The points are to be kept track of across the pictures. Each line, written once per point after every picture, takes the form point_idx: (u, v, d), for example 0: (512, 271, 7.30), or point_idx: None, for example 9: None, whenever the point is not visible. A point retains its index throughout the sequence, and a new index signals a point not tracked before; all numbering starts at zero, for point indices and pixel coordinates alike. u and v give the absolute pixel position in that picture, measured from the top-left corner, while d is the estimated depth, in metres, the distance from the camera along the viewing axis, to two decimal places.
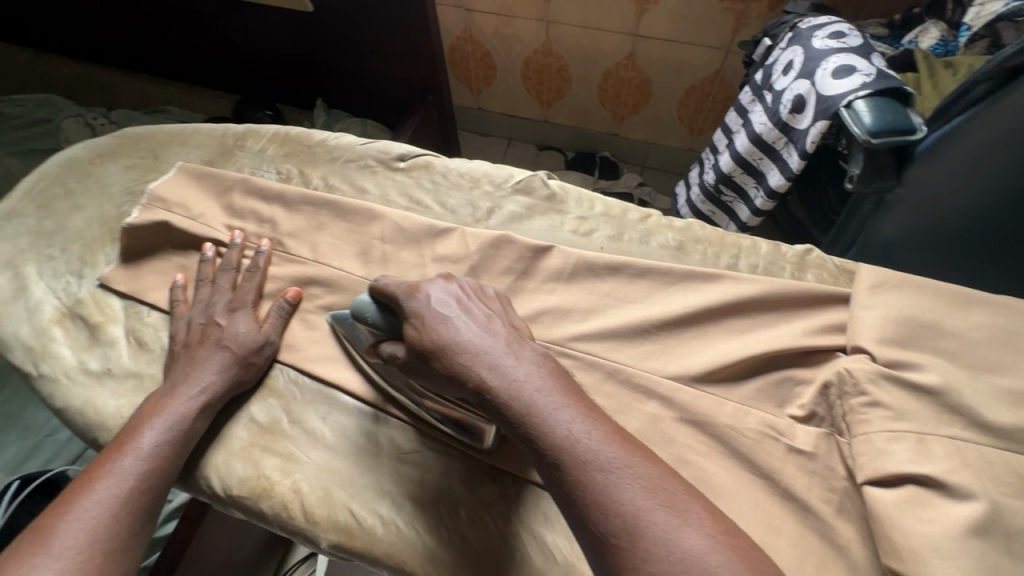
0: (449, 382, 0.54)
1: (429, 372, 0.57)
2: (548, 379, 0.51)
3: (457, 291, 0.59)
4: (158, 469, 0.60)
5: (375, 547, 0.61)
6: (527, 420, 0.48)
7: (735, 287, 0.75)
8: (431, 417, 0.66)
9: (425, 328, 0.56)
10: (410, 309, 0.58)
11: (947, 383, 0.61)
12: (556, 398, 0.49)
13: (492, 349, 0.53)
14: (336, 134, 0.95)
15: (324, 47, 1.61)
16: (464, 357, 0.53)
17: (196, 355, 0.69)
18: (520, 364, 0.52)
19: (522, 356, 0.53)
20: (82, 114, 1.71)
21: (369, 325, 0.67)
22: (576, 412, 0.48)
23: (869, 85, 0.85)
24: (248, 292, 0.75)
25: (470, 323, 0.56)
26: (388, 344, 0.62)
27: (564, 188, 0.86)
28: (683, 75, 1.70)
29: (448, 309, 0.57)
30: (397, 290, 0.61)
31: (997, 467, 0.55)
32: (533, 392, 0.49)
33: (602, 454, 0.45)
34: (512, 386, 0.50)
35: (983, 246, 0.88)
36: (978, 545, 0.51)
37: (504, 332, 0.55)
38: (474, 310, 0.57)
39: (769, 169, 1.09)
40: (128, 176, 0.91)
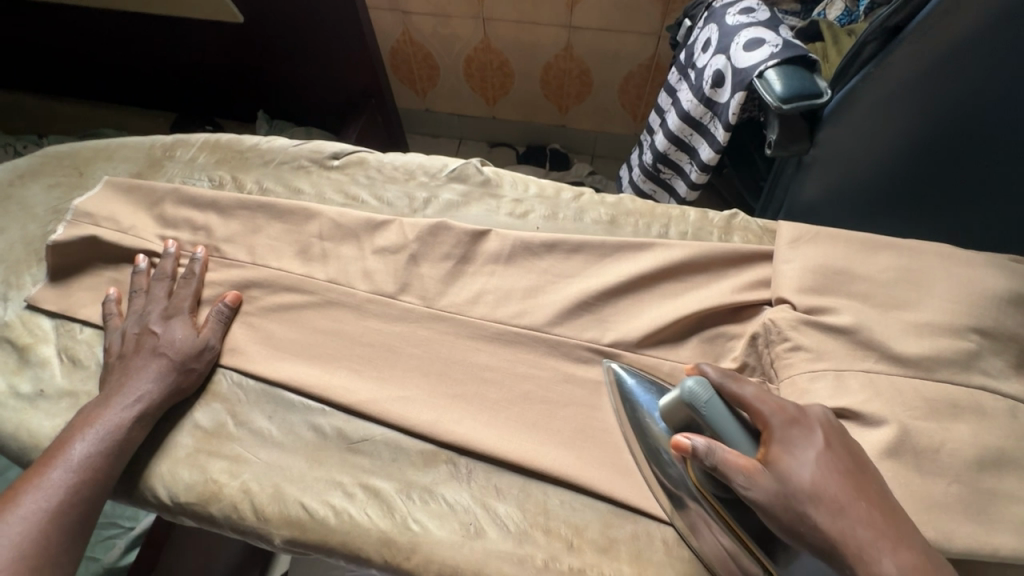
0: (796, 523, 0.49)
1: (776, 524, 0.50)
2: (868, 517, 0.48)
3: (816, 429, 0.52)
4: (89, 482, 0.59)
5: (330, 537, 0.61)
6: (842, 552, 0.47)
7: (666, 254, 0.78)
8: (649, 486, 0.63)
9: (789, 472, 0.50)
10: (783, 436, 0.52)
11: (858, 322, 0.65)
12: None
13: (827, 489, 0.49)
14: (267, 137, 0.94)
15: (260, 57, 1.59)
16: (831, 523, 0.48)
17: (131, 364, 0.68)
18: (854, 517, 0.48)
19: (840, 480, 0.50)
20: (10, 143, 1.64)
21: (698, 420, 0.54)
22: (886, 541, 0.47)
23: (777, 55, 0.90)
24: (183, 296, 0.75)
25: (815, 463, 0.50)
26: (727, 455, 0.51)
27: (498, 173, 0.88)
28: (619, 63, 1.75)
29: (820, 453, 0.51)
30: (769, 410, 0.52)
31: (907, 393, 0.59)
32: (867, 543, 0.47)
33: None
34: (840, 527, 0.48)
35: (904, 199, 0.92)
36: (891, 464, 0.55)
37: (845, 481, 0.50)
38: (826, 459, 0.50)
39: (699, 144, 1.13)
40: (52, 195, 0.89)
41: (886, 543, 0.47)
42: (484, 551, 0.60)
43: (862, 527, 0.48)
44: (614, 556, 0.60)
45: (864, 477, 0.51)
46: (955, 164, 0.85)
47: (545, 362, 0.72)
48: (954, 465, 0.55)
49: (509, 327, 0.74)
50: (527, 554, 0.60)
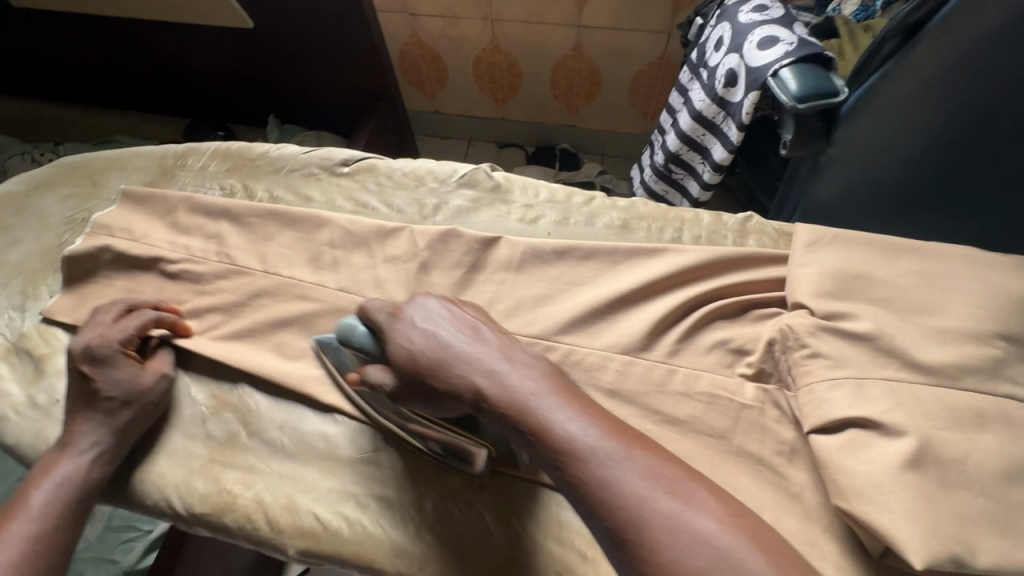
0: (416, 381, 0.55)
1: (422, 391, 0.56)
2: (472, 343, 0.55)
3: (450, 300, 0.60)
4: (57, 524, 0.60)
5: (342, 548, 0.62)
6: (480, 402, 0.52)
7: (680, 258, 0.76)
8: (415, 440, 0.64)
9: (409, 333, 0.57)
10: (393, 331, 0.58)
11: (878, 328, 0.63)
12: (557, 404, 0.50)
13: (448, 338, 0.55)
14: (277, 145, 0.95)
15: (270, 63, 1.59)
16: (456, 365, 0.54)
17: (76, 417, 0.66)
18: (516, 370, 0.52)
19: (489, 345, 0.55)
20: (28, 150, 1.67)
21: (349, 347, 0.64)
22: (569, 402, 0.50)
23: (792, 53, 0.88)
24: (138, 321, 0.71)
25: (455, 328, 0.56)
26: (374, 370, 0.59)
27: (508, 178, 0.87)
28: (630, 62, 1.73)
29: (453, 317, 0.57)
30: (379, 314, 0.60)
31: (930, 403, 0.58)
32: (492, 359, 0.53)
33: (641, 461, 0.46)
34: (512, 383, 0.51)
35: (935, 197, 0.89)
36: (913, 477, 0.53)
37: (455, 327, 0.57)
38: (434, 310, 0.58)
39: (712, 144, 1.10)
40: (68, 205, 0.91)
41: (551, 379, 0.52)
42: (495, 563, 0.60)
43: (507, 373, 0.52)
44: None
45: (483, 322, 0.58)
46: (981, 165, 0.82)
47: None
48: (979, 478, 0.54)
49: (520, 336, 0.73)
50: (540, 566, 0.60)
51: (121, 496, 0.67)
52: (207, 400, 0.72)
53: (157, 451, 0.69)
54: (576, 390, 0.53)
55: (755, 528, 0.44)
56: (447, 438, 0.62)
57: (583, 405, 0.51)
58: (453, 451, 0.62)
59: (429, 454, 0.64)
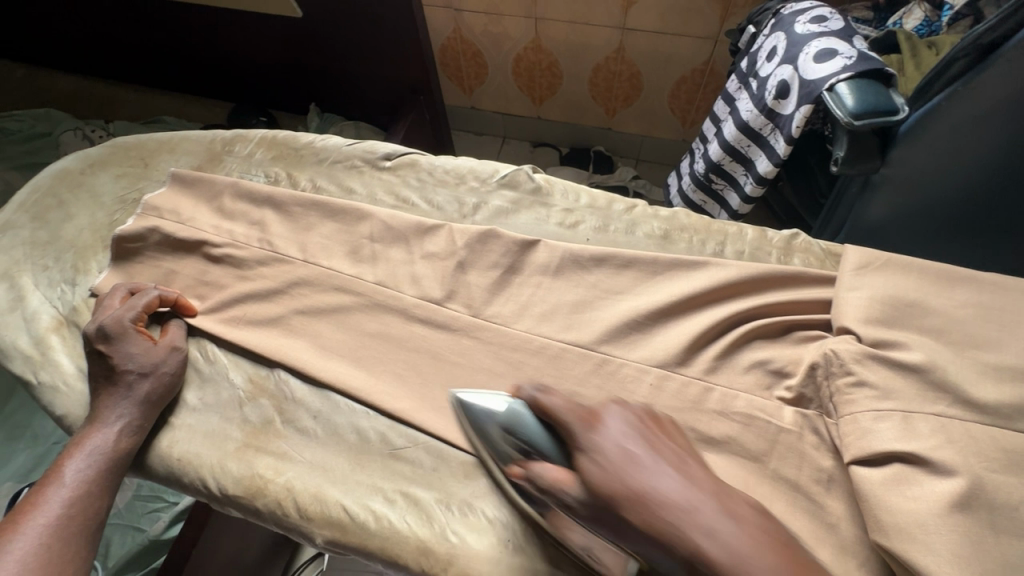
0: (608, 513, 0.52)
1: (620, 526, 0.52)
2: (680, 478, 0.53)
3: (636, 419, 0.58)
4: (90, 494, 0.63)
5: (369, 542, 0.62)
6: (696, 561, 0.49)
7: (722, 273, 0.75)
8: (544, 536, 0.61)
9: (606, 470, 0.53)
10: (586, 441, 0.56)
11: (931, 360, 0.61)
12: (761, 557, 0.48)
13: (657, 480, 0.52)
14: (322, 135, 0.96)
15: (315, 53, 1.61)
16: (669, 512, 0.51)
17: (104, 391, 0.69)
18: (711, 514, 0.50)
19: (695, 484, 0.53)
20: (80, 127, 1.72)
21: (518, 438, 0.61)
22: (763, 555, 0.48)
23: (851, 67, 0.85)
24: (144, 300, 0.74)
25: (665, 466, 0.54)
26: (547, 472, 0.56)
27: (549, 181, 0.87)
28: (674, 67, 1.70)
29: (635, 440, 0.55)
30: (570, 418, 0.57)
31: (983, 444, 0.55)
32: (684, 504, 0.51)
33: (750, 553, 0.48)
34: (719, 536, 0.49)
35: (979, 221, 0.85)
36: (961, 519, 0.51)
37: (636, 445, 0.55)
38: (632, 432, 0.56)
39: (757, 156, 1.07)
40: (120, 185, 0.93)
41: (739, 515, 0.51)
42: (521, 568, 0.60)
43: (676, 502, 0.51)
44: None
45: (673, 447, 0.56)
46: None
47: (589, 381, 0.70)
48: None
49: (553, 342, 0.72)
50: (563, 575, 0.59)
51: (158, 471, 0.69)
52: (244, 384, 0.73)
53: (194, 431, 0.71)
54: (752, 517, 0.51)
55: None
56: (588, 546, 0.59)
57: (781, 547, 0.49)
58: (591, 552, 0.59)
59: (570, 555, 0.59)
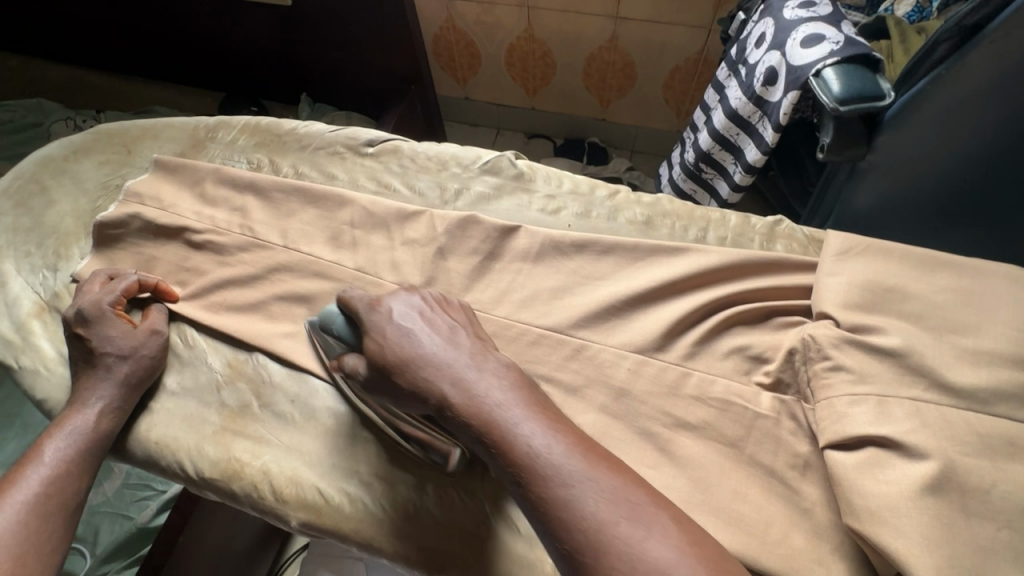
0: (388, 379, 0.57)
1: (389, 388, 0.58)
2: (465, 351, 0.57)
3: (421, 304, 0.62)
4: (70, 473, 0.63)
5: (343, 524, 0.62)
6: (443, 407, 0.53)
7: (703, 259, 0.74)
8: (401, 439, 0.64)
9: (386, 341, 0.58)
10: (371, 321, 0.61)
11: (908, 345, 0.60)
12: (522, 415, 0.51)
13: (423, 347, 0.57)
14: (305, 122, 0.95)
15: (306, 41, 1.61)
16: (427, 370, 0.55)
17: (85, 373, 0.69)
18: (482, 376, 0.54)
19: (459, 350, 0.57)
20: (72, 116, 1.72)
21: (332, 336, 0.67)
22: (524, 406, 0.52)
23: (838, 52, 0.83)
24: (124, 284, 0.74)
25: (433, 334, 0.58)
26: (349, 358, 0.62)
27: (532, 167, 0.86)
28: (667, 57, 1.68)
29: (419, 319, 0.60)
30: (360, 305, 0.63)
31: (958, 427, 0.55)
32: (454, 371, 0.54)
33: (527, 414, 0.51)
34: (476, 388, 0.53)
35: (972, 209, 0.85)
36: (932, 502, 0.51)
37: (427, 323, 0.60)
38: (411, 313, 0.61)
39: (745, 144, 1.06)
40: (103, 171, 0.93)
41: (506, 381, 0.54)
42: (494, 551, 0.60)
43: (467, 375, 0.54)
44: None
45: (465, 330, 0.60)
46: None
47: (567, 366, 0.70)
48: (1006, 509, 0.51)
49: (532, 327, 0.72)
50: (535, 558, 0.59)
51: (136, 455, 0.69)
52: (223, 369, 0.73)
53: (173, 415, 0.71)
54: (542, 400, 0.54)
55: (711, 554, 0.44)
56: (420, 435, 0.63)
57: (556, 419, 0.52)
58: (424, 446, 0.63)
59: (410, 450, 0.64)
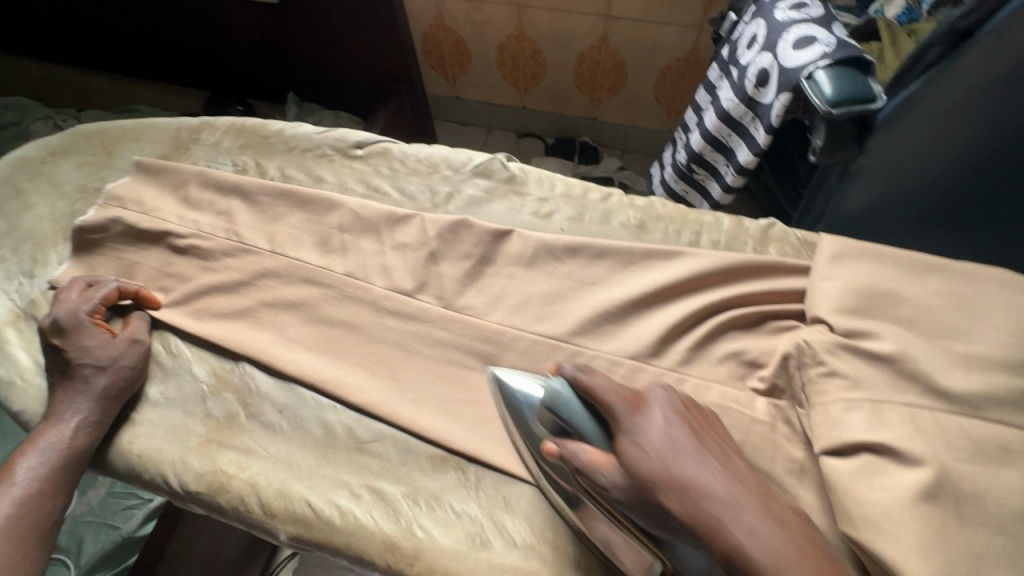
0: (651, 501, 0.51)
1: (643, 505, 0.52)
2: (722, 473, 0.52)
3: (679, 408, 0.56)
4: (43, 493, 0.61)
5: (334, 538, 0.61)
6: (733, 557, 0.47)
7: (696, 263, 0.73)
8: (569, 513, 0.59)
9: (654, 456, 0.52)
10: (630, 425, 0.54)
11: (901, 350, 0.60)
12: (786, 547, 0.47)
13: (691, 469, 0.51)
14: (292, 123, 0.93)
15: (292, 39, 1.58)
16: (707, 502, 0.49)
17: (62, 386, 0.67)
18: (740, 505, 0.49)
19: (738, 479, 0.51)
20: (52, 115, 1.68)
21: (557, 419, 0.59)
22: (806, 565, 0.46)
23: (830, 54, 0.83)
24: (102, 291, 0.72)
25: (704, 457, 0.53)
26: (585, 454, 0.55)
27: (524, 170, 0.85)
28: (658, 56, 1.68)
29: (682, 435, 0.54)
30: (614, 400, 0.56)
31: (952, 433, 0.55)
32: (718, 504, 0.49)
33: (791, 559, 0.46)
34: (729, 520, 0.48)
35: (964, 217, 0.84)
36: (928, 509, 0.51)
37: (688, 435, 0.54)
38: (671, 424, 0.54)
39: (737, 145, 1.06)
40: (81, 173, 0.91)
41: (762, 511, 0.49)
42: (489, 563, 0.59)
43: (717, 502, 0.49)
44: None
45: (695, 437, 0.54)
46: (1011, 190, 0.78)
47: None
48: (1000, 515, 0.51)
49: (525, 333, 0.71)
50: (532, 570, 0.58)
51: (117, 469, 0.67)
52: (208, 377, 0.72)
53: (156, 426, 0.69)
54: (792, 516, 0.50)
55: None
56: (589, 515, 0.58)
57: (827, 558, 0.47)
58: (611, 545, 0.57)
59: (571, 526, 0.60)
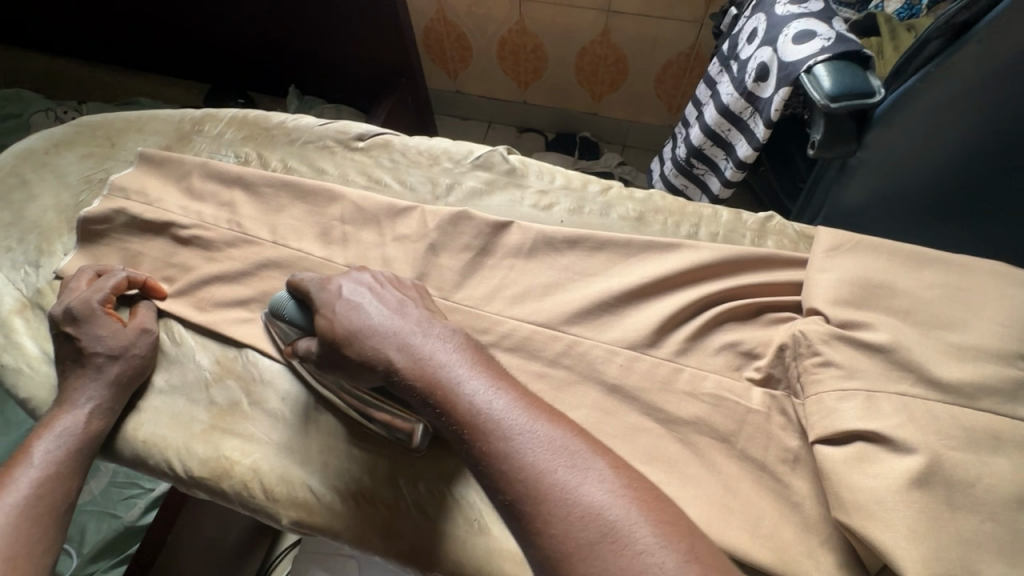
0: (359, 357, 0.57)
1: (341, 362, 0.59)
2: (434, 333, 0.56)
3: (369, 281, 0.63)
4: (60, 473, 0.62)
5: (334, 521, 0.62)
6: (442, 407, 0.51)
7: (694, 255, 0.74)
8: (360, 417, 0.64)
9: (342, 320, 0.59)
10: (319, 299, 0.62)
11: (896, 340, 0.61)
12: (489, 389, 0.51)
13: (397, 327, 0.57)
14: (294, 115, 0.94)
15: (293, 32, 1.58)
16: (397, 351, 0.55)
17: (74, 373, 0.68)
18: (429, 342, 0.55)
19: (417, 326, 0.57)
20: (53, 108, 1.68)
21: (285, 322, 0.68)
22: (477, 371, 0.53)
23: (829, 49, 0.83)
24: (111, 281, 0.73)
25: (380, 305, 0.59)
26: (302, 342, 0.64)
27: (524, 162, 0.86)
28: (659, 51, 1.68)
29: (368, 300, 0.60)
30: (310, 286, 0.64)
31: (945, 422, 0.56)
32: (427, 353, 0.54)
33: (486, 391, 0.51)
34: (423, 352, 0.54)
35: (959, 208, 0.86)
36: (919, 496, 0.52)
37: (386, 304, 0.59)
38: (360, 292, 0.61)
39: (737, 140, 1.06)
40: (85, 164, 0.91)
41: (477, 366, 0.53)
42: (486, 548, 0.60)
43: (438, 356, 0.54)
44: None
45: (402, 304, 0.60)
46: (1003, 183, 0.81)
47: (560, 362, 0.70)
48: (990, 502, 0.52)
49: (524, 323, 0.72)
50: None
51: (124, 455, 0.68)
52: (211, 366, 0.72)
53: (160, 414, 0.70)
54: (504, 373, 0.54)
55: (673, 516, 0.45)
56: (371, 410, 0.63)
57: (509, 389, 0.52)
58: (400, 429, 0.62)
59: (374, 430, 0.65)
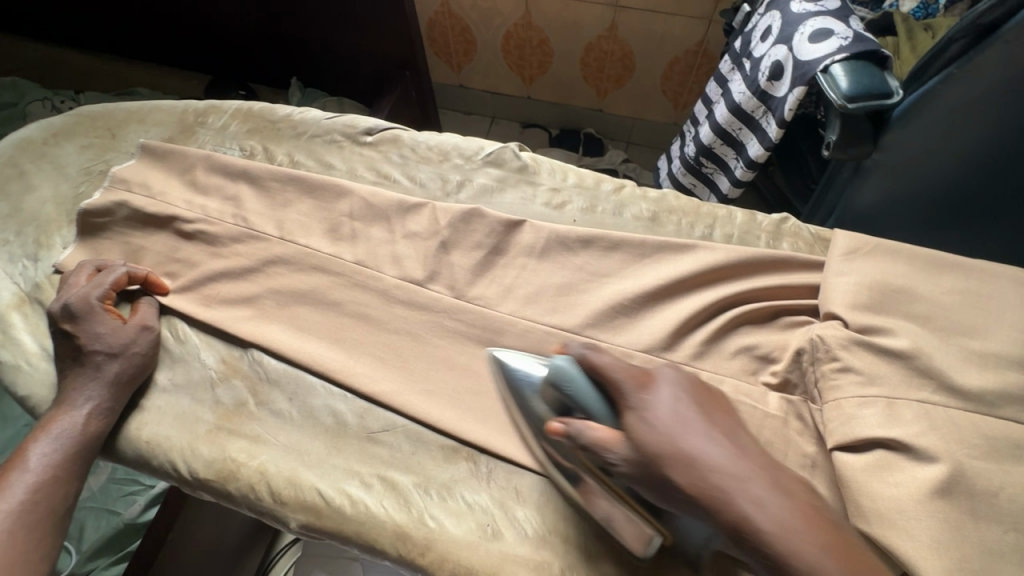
0: (654, 480, 0.50)
1: (659, 485, 0.50)
2: (728, 447, 0.50)
3: (684, 388, 0.54)
4: (57, 478, 0.60)
5: (344, 526, 0.61)
6: (743, 529, 0.46)
7: (709, 257, 0.73)
8: (565, 482, 0.60)
9: (660, 432, 0.50)
10: (638, 403, 0.52)
11: (916, 346, 0.60)
12: (809, 534, 0.45)
13: (698, 443, 0.50)
14: (300, 108, 0.92)
15: (296, 23, 1.55)
16: (710, 478, 0.48)
17: (74, 372, 0.66)
18: (746, 470, 0.48)
19: (739, 451, 0.50)
20: (49, 97, 1.65)
21: (563, 395, 0.57)
22: (813, 534, 0.45)
23: (846, 48, 0.82)
24: (112, 277, 0.71)
25: (713, 434, 0.51)
26: (591, 432, 0.53)
27: (536, 159, 0.84)
28: (666, 47, 1.66)
29: (686, 413, 0.52)
30: (621, 377, 0.54)
31: (966, 430, 0.55)
32: (724, 480, 0.48)
33: (801, 528, 0.46)
34: (749, 493, 0.47)
35: (973, 209, 0.85)
36: (941, 505, 0.51)
37: (690, 411, 0.52)
38: (678, 403, 0.52)
39: (748, 139, 1.05)
40: (85, 155, 0.89)
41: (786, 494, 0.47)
42: (500, 554, 0.59)
43: (748, 492, 0.47)
44: (630, 567, 0.58)
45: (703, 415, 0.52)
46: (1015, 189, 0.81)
47: None
48: (1013, 512, 0.52)
49: (537, 324, 0.71)
50: (543, 561, 0.58)
51: (126, 455, 0.67)
52: (217, 365, 0.71)
53: (164, 413, 0.68)
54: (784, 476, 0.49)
55: None
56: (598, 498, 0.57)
57: (832, 526, 0.47)
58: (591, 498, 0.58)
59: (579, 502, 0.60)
